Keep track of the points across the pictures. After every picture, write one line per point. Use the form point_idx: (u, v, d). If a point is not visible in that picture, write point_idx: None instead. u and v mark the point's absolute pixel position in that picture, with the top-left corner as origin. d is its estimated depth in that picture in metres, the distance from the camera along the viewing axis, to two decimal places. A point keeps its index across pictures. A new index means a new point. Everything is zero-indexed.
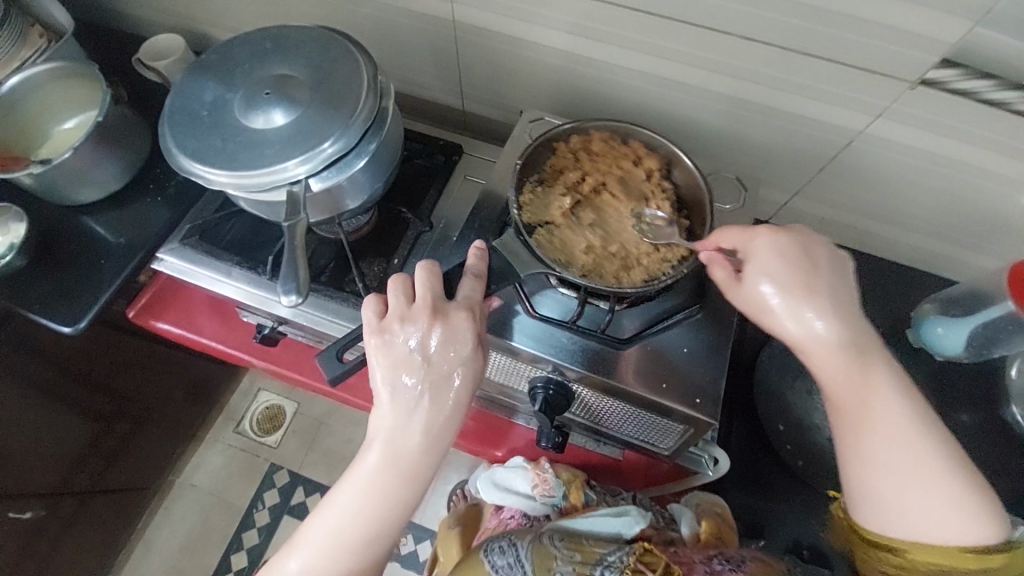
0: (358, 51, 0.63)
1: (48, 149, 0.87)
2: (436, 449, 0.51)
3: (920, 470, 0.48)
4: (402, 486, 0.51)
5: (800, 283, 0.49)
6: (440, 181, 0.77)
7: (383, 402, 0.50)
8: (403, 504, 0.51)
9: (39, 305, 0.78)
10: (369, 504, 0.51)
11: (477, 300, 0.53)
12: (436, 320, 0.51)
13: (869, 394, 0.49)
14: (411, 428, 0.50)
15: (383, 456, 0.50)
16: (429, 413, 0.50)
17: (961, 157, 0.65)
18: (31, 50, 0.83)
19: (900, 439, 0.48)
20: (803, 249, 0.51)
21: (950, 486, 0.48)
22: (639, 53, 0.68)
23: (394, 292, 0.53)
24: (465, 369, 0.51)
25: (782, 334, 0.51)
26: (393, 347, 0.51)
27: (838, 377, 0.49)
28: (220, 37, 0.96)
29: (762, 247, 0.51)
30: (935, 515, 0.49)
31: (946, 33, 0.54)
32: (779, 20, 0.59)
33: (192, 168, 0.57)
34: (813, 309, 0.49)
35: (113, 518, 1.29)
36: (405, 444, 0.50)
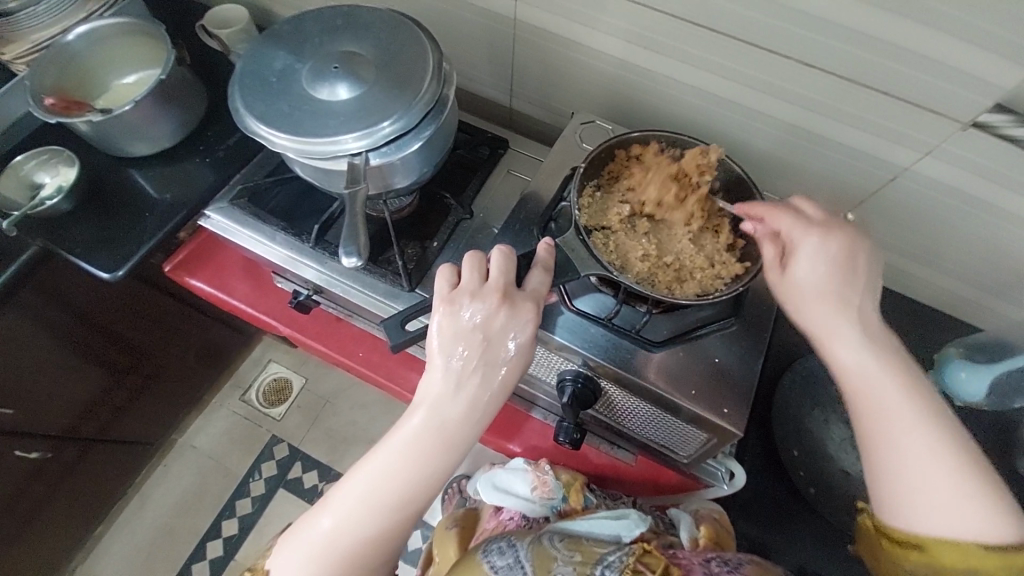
0: (427, 37, 0.64)
1: (106, 100, 0.89)
2: (477, 426, 0.53)
3: (932, 454, 0.48)
4: (441, 455, 0.52)
5: (833, 285, 0.52)
6: (484, 173, 0.78)
7: (436, 372, 0.52)
8: (438, 475, 0.53)
9: (81, 248, 0.80)
10: (406, 471, 0.52)
11: (542, 293, 0.54)
12: (502, 304, 0.52)
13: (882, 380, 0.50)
14: (457, 402, 0.51)
15: (427, 425, 0.51)
16: (476, 390, 0.52)
17: (1003, 204, 0.66)
18: (98, 4, 0.87)
19: (905, 422, 0.49)
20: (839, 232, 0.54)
21: (958, 476, 0.48)
22: (695, 68, 0.70)
23: (469, 267, 0.54)
24: (519, 355, 0.52)
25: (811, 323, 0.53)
26: (459, 320, 0.52)
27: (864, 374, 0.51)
28: (282, 12, 0.98)
29: (795, 225, 0.54)
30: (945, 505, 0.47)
31: (1003, 79, 0.55)
32: (838, 49, 0.60)
33: (258, 130, 0.59)
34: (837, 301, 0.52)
35: (114, 468, 1.30)
36: (449, 415, 0.51)
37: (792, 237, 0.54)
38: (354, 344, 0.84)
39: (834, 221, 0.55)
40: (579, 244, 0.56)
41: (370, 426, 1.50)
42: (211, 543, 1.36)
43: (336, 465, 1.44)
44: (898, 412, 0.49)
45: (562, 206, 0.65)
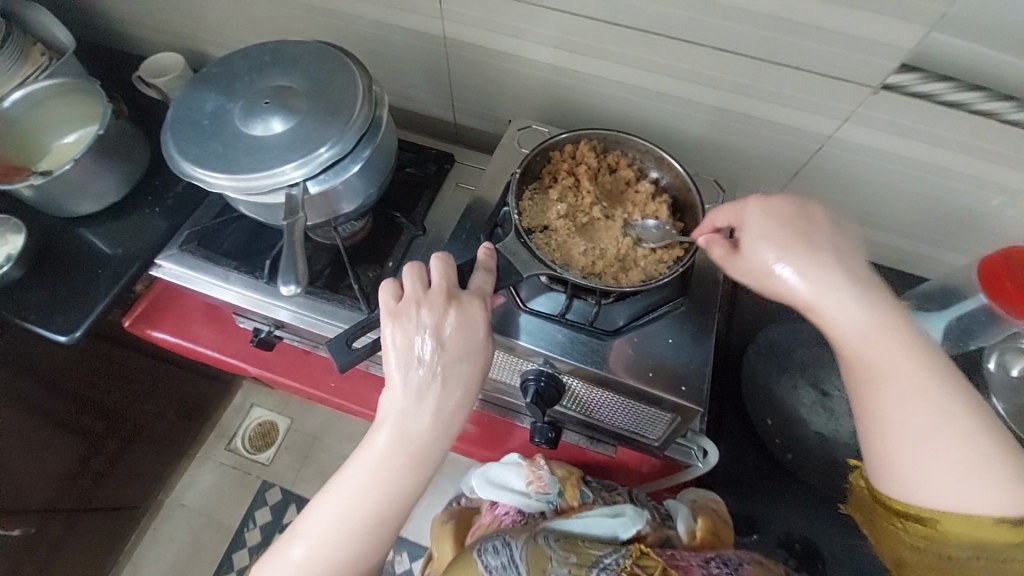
0: (354, 64, 0.66)
1: (48, 163, 0.89)
2: (446, 435, 0.52)
3: (950, 433, 0.46)
4: (411, 468, 0.52)
5: (795, 242, 0.51)
6: (432, 189, 0.79)
7: (396, 385, 0.51)
8: (412, 489, 0.52)
9: (35, 315, 0.79)
10: (376, 488, 0.51)
11: (488, 290, 0.55)
12: (450, 307, 0.52)
13: (890, 349, 0.48)
14: (422, 411, 0.51)
15: (393, 439, 0.51)
16: (440, 398, 0.51)
17: (928, 157, 0.69)
18: (32, 67, 0.86)
19: (908, 388, 0.47)
20: (791, 216, 0.53)
21: (974, 444, 0.45)
22: (621, 65, 0.72)
23: (409, 278, 0.54)
24: (476, 356, 0.53)
25: (792, 296, 0.51)
26: (409, 329, 0.52)
27: (851, 338, 0.49)
28: (218, 55, 0.99)
29: (768, 231, 0.52)
30: (959, 484, 0.45)
31: (904, 41, 0.58)
32: (748, 32, 0.63)
33: (194, 173, 0.59)
34: (812, 264, 0.50)
35: (101, 537, 1.26)
36: (415, 428, 0.51)
37: (749, 238, 0.53)
38: (324, 374, 0.83)
39: (796, 210, 0.54)
40: (519, 248, 0.57)
41: None
42: None
43: None
44: (905, 387, 0.47)
45: (505, 211, 0.66)
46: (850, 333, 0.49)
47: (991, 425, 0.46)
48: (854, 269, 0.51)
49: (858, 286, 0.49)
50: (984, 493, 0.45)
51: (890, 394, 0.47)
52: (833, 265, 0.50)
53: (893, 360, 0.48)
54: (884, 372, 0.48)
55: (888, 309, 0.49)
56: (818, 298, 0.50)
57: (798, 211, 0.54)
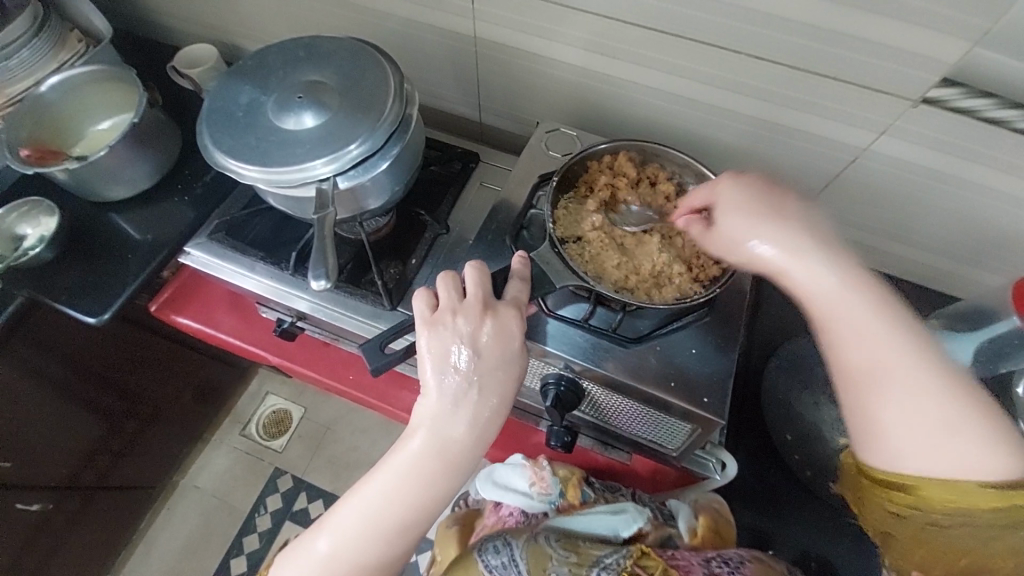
0: (386, 61, 0.66)
1: (82, 147, 0.90)
2: (478, 444, 0.52)
3: (926, 400, 0.47)
4: (440, 475, 0.51)
5: (766, 210, 0.53)
6: (457, 188, 0.79)
7: (430, 391, 0.51)
8: (440, 496, 0.52)
9: (66, 296, 0.81)
10: (405, 492, 0.51)
11: (524, 300, 0.55)
12: (486, 316, 0.53)
13: (858, 318, 0.49)
14: (455, 420, 0.51)
15: (425, 446, 0.51)
16: (474, 408, 0.51)
17: (965, 174, 0.67)
18: (69, 53, 0.88)
19: (882, 357, 0.48)
20: (760, 189, 0.55)
21: (949, 411, 0.47)
22: (652, 70, 0.72)
23: (445, 286, 0.54)
24: (511, 366, 0.52)
25: (764, 263, 0.53)
26: (445, 337, 0.52)
27: (823, 310, 0.50)
28: (250, 48, 1.00)
29: (740, 205, 0.54)
30: (940, 446, 0.47)
31: (947, 54, 0.57)
32: (784, 40, 0.62)
33: (227, 164, 0.60)
34: (783, 232, 0.52)
35: (117, 515, 1.29)
36: (448, 436, 0.51)
37: (723, 214, 0.55)
38: (343, 367, 0.84)
39: (765, 186, 0.55)
40: (552, 257, 0.58)
41: (372, 449, 1.50)
42: None
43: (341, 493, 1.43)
44: (884, 357, 0.48)
45: (533, 214, 0.68)
46: (819, 298, 0.51)
47: (967, 387, 0.48)
48: (824, 236, 0.52)
49: (828, 259, 0.51)
50: (966, 452, 0.46)
51: (863, 361, 0.49)
52: (804, 242, 0.51)
53: (865, 330, 0.49)
54: (852, 344, 0.49)
55: (856, 278, 0.50)
56: (788, 266, 0.51)
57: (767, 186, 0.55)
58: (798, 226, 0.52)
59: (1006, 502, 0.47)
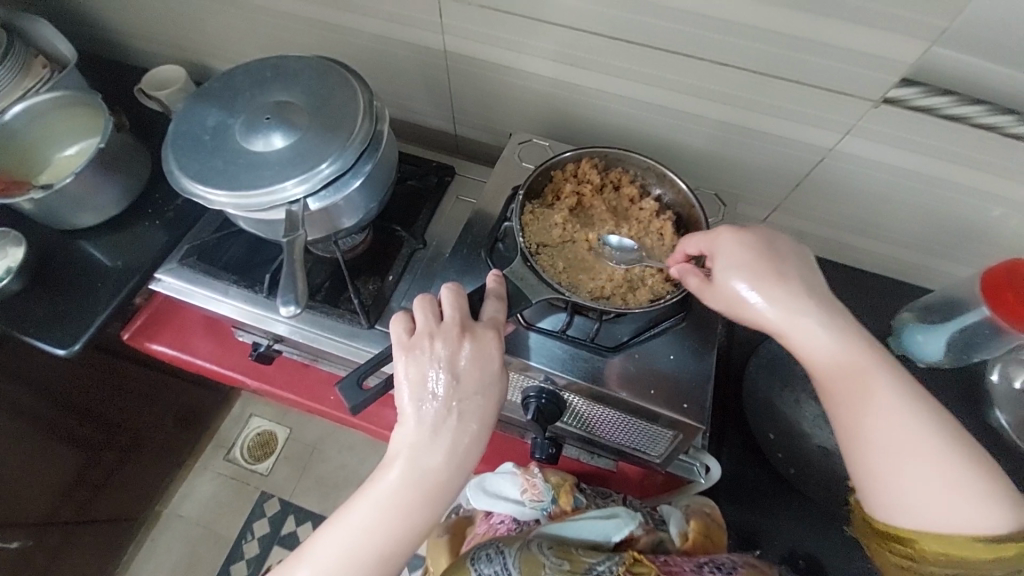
0: (354, 79, 0.66)
1: (49, 175, 0.89)
2: (460, 470, 0.51)
3: (923, 455, 0.46)
4: (421, 504, 0.50)
5: (766, 270, 0.52)
6: (434, 202, 0.79)
7: (409, 418, 0.50)
8: (421, 525, 0.51)
9: (34, 328, 0.79)
10: (385, 523, 0.50)
11: (501, 320, 0.54)
12: (464, 339, 0.52)
13: (860, 382, 0.49)
14: (435, 447, 0.50)
15: (405, 474, 0.50)
16: (454, 433, 0.50)
17: (928, 171, 0.69)
18: (34, 80, 0.86)
19: (879, 411, 0.48)
20: (759, 244, 0.54)
21: (948, 467, 0.46)
22: (622, 79, 0.72)
23: (422, 309, 0.54)
24: (491, 390, 0.52)
25: (768, 325, 0.52)
26: (422, 363, 0.51)
27: (829, 372, 0.50)
28: (219, 68, 0.99)
29: (735, 263, 0.53)
30: (941, 505, 0.46)
31: (905, 55, 0.58)
32: (748, 46, 0.63)
33: (194, 189, 0.59)
34: (784, 297, 0.51)
35: (99, 549, 1.26)
36: (428, 464, 0.50)
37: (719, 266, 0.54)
38: (323, 388, 0.83)
39: (758, 240, 0.54)
40: (526, 272, 0.58)
41: (361, 467, 1.48)
42: None
43: (331, 513, 1.41)
44: (881, 415, 0.48)
45: (506, 226, 0.66)
46: (818, 359, 0.51)
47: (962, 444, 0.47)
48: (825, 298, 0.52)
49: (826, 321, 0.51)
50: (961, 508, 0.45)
51: (867, 417, 0.48)
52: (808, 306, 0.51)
53: (866, 392, 0.49)
54: (857, 406, 0.49)
55: (858, 342, 0.50)
56: (783, 324, 0.51)
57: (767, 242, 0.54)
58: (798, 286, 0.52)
59: (1003, 555, 0.45)
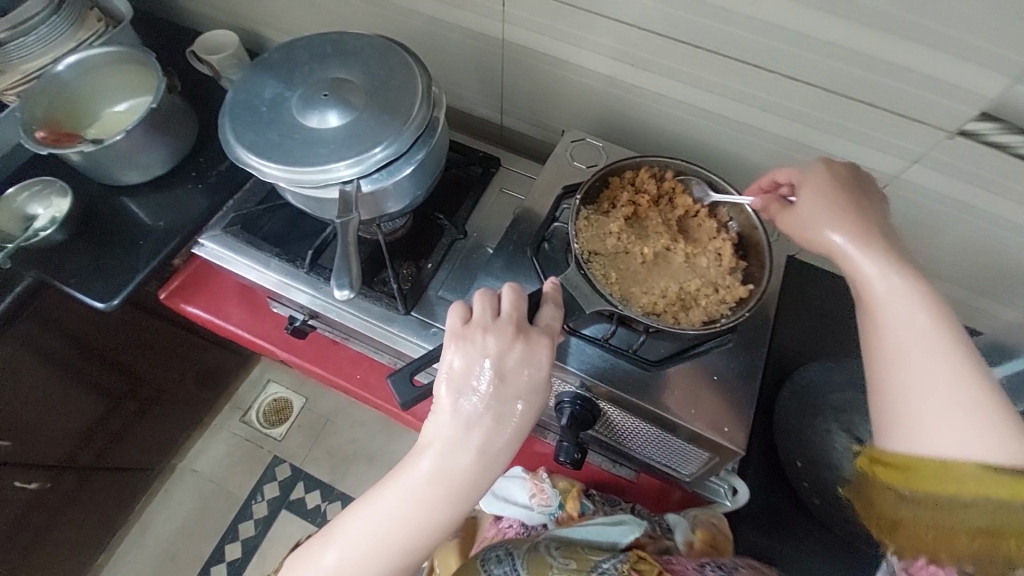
0: (414, 62, 0.65)
1: (97, 129, 0.89)
2: (489, 470, 0.51)
3: (940, 371, 0.42)
4: (451, 499, 0.50)
5: (831, 201, 0.52)
6: (477, 193, 0.79)
7: (448, 410, 0.50)
8: (448, 520, 0.51)
9: (75, 279, 0.80)
10: (413, 512, 0.50)
11: (557, 326, 0.54)
12: (517, 338, 0.51)
13: (895, 294, 0.46)
14: (471, 444, 0.50)
15: (437, 467, 0.50)
16: (491, 432, 0.50)
17: (995, 210, 0.66)
18: (88, 32, 0.87)
19: (904, 327, 0.44)
20: (845, 182, 0.54)
21: (965, 389, 0.41)
22: (683, 84, 0.70)
23: (480, 303, 0.53)
24: (532, 393, 0.51)
25: (818, 242, 0.51)
26: (470, 354, 0.51)
27: (869, 284, 0.47)
28: (271, 37, 0.99)
29: (806, 185, 0.55)
30: (945, 424, 0.41)
31: (988, 89, 0.55)
32: (822, 63, 0.60)
33: (249, 160, 0.59)
34: (846, 218, 0.50)
35: (115, 496, 1.29)
36: (463, 461, 0.50)
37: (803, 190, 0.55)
38: (351, 367, 0.83)
39: (841, 174, 0.55)
40: (580, 280, 0.57)
41: (372, 443, 1.50)
42: (214, 569, 1.35)
43: (339, 485, 1.43)
44: (904, 322, 0.44)
45: (555, 226, 0.67)
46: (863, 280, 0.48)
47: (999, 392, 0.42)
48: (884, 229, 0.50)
49: (881, 248, 0.48)
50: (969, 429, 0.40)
51: (892, 330, 0.45)
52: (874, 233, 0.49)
53: (893, 304, 0.45)
54: (879, 314, 0.46)
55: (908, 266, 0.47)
56: (830, 234, 0.50)
57: (853, 178, 0.55)
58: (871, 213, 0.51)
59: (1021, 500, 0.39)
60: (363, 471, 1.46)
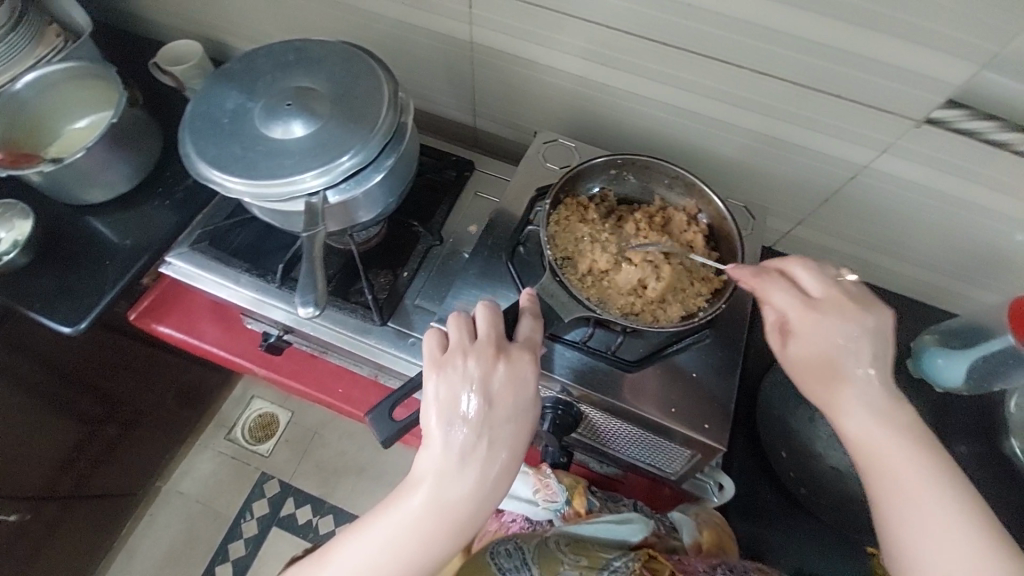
0: (379, 68, 0.64)
1: (58, 147, 0.86)
2: (483, 503, 0.49)
3: (950, 528, 0.45)
4: (446, 533, 0.49)
5: (842, 340, 0.51)
6: (451, 197, 0.77)
7: (437, 442, 0.49)
8: (444, 554, 0.49)
9: (40, 304, 0.77)
10: (407, 550, 0.48)
11: (537, 340, 0.53)
12: (499, 360, 0.51)
13: (898, 453, 0.48)
14: (463, 474, 0.48)
15: (429, 501, 0.48)
16: (483, 460, 0.49)
17: (964, 195, 0.67)
18: (46, 48, 0.81)
19: (914, 482, 0.46)
20: (852, 334, 0.51)
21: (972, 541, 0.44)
22: (653, 81, 0.70)
23: (457, 327, 0.52)
24: (521, 416, 0.50)
25: (823, 394, 0.51)
26: (453, 382, 0.50)
27: (871, 434, 0.49)
28: (237, 46, 0.97)
29: (791, 304, 0.53)
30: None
31: (952, 76, 0.56)
32: (789, 56, 0.61)
33: (211, 175, 0.57)
34: (848, 399, 0.50)
35: (98, 523, 1.26)
36: (455, 493, 0.48)
37: (791, 311, 0.53)
38: (332, 379, 0.82)
39: (837, 295, 0.52)
40: (556, 288, 0.56)
41: (361, 454, 1.48)
42: None
43: (329, 498, 1.41)
44: (915, 488, 0.46)
45: (529, 230, 0.66)
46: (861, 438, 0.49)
47: (988, 515, 0.46)
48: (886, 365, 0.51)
49: (887, 413, 0.49)
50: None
51: (895, 485, 0.47)
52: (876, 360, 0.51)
53: (877, 421, 0.49)
54: (885, 452, 0.48)
55: (913, 428, 0.49)
56: (847, 401, 0.50)
57: (845, 292, 0.53)
58: (871, 326, 0.51)
59: None
60: (354, 483, 1.44)
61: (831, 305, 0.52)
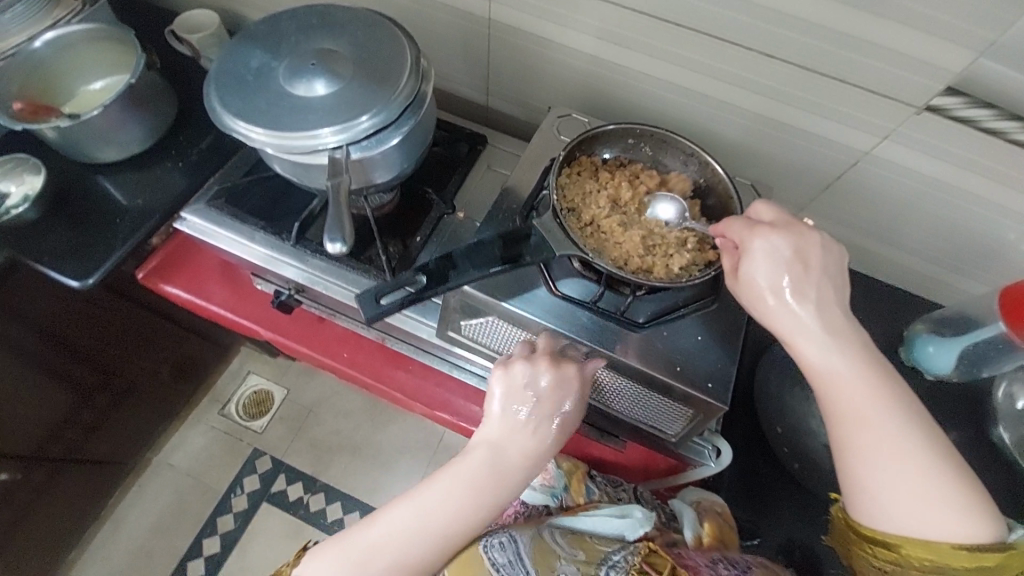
0: (403, 35, 0.65)
1: (73, 106, 0.87)
2: (527, 475, 0.57)
3: (905, 459, 0.50)
4: (494, 494, 0.56)
5: (797, 274, 0.52)
6: (464, 169, 0.79)
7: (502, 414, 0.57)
8: (487, 516, 0.56)
9: (49, 258, 0.78)
10: (461, 503, 0.55)
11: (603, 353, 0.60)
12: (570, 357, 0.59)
13: (856, 391, 0.51)
14: (520, 446, 0.57)
15: (486, 463, 0.56)
16: (536, 439, 0.57)
17: (958, 182, 0.69)
18: (64, 10, 0.84)
19: (868, 413, 0.51)
20: (801, 254, 0.52)
21: (925, 470, 0.49)
22: (665, 62, 0.72)
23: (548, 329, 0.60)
24: (575, 409, 0.58)
25: (773, 322, 0.53)
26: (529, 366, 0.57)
27: (835, 383, 0.52)
28: (253, 16, 0.98)
29: (747, 226, 0.54)
30: (916, 510, 0.49)
31: (953, 63, 0.58)
32: (797, 40, 0.63)
33: (236, 127, 0.58)
34: (798, 319, 0.52)
35: (88, 490, 1.25)
36: (507, 460, 0.56)
37: (744, 236, 0.54)
38: (338, 345, 0.83)
39: (789, 220, 0.54)
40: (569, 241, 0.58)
41: (355, 435, 1.48)
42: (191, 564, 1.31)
43: (322, 477, 1.42)
44: (873, 431, 0.50)
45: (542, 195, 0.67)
46: (824, 377, 0.52)
47: (932, 433, 0.51)
48: (826, 284, 0.53)
49: (833, 338, 0.52)
50: (948, 521, 0.49)
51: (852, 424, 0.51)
52: (817, 270, 0.53)
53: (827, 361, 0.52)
54: (838, 393, 0.51)
55: (847, 344, 0.52)
56: (796, 332, 0.52)
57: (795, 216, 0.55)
58: (825, 250, 0.53)
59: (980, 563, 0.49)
60: (347, 463, 1.44)
61: (775, 226, 0.53)
